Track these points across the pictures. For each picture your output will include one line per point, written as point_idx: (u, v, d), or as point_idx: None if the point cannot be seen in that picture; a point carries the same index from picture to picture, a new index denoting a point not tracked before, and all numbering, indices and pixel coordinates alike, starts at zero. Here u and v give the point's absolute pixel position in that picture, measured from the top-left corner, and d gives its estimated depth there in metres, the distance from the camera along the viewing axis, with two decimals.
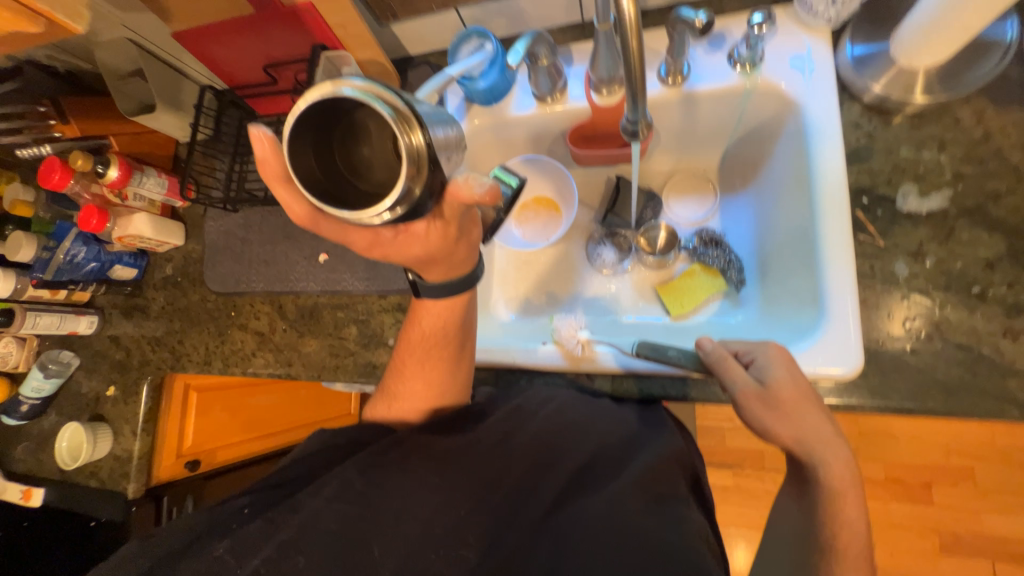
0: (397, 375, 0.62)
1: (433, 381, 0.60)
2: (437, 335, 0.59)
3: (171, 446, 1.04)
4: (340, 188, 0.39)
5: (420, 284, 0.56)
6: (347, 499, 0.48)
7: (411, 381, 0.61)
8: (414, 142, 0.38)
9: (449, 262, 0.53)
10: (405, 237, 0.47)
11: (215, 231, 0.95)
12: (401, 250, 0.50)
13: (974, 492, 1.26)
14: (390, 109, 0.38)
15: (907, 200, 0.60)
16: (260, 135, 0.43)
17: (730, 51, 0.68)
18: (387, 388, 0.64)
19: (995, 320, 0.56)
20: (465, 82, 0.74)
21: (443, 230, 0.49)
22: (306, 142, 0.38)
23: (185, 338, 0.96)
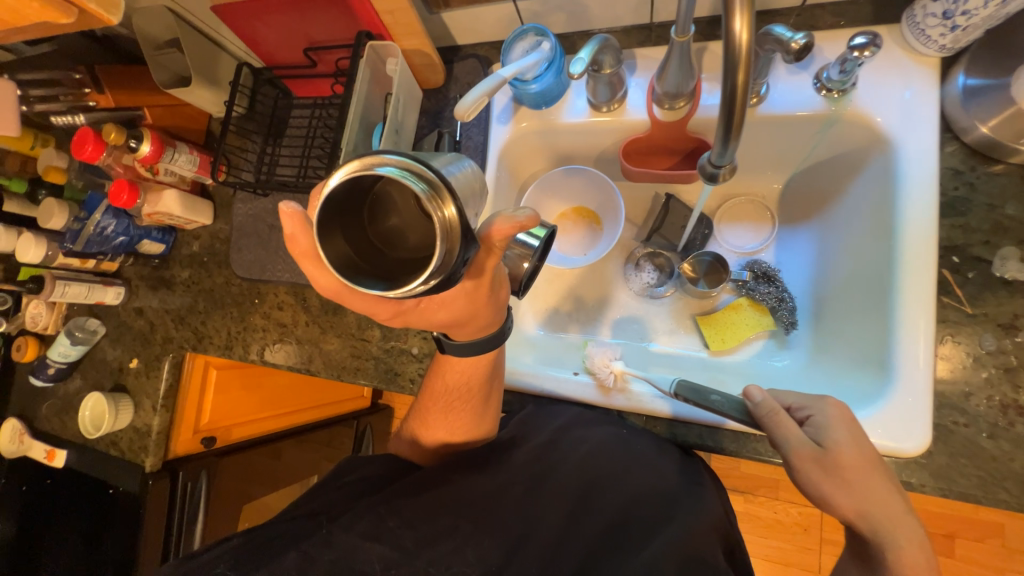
0: (419, 420, 0.65)
1: (454, 431, 0.63)
2: (459, 390, 0.60)
3: (189, 422, 1.05)
4: (370, 263, 0.36)
5: (445, 342, 0.57)
6: (381, 539, 0.51)
7: (433, 428, 0.64)
8: (447, 218, 0.34)
9: (476, 324, 0.53)
10: (428, 304, 0.48)
11: (244, 214, 0.93)
12: (432, 317, 0.51)
13: (1002, 551, 1.20)
14: (423, 184, 0.34)
15: (1006, 265, 0.54)
16: (290, 212, 0.43)
17: (818, 72, 0.60)
18: (410, 426, 0.67)
19: None
20: (516, 84, 0.67)
21: (471, 289, 0.47)
22: (334, 221, 0.35)
23: (209, 320, 0.95)
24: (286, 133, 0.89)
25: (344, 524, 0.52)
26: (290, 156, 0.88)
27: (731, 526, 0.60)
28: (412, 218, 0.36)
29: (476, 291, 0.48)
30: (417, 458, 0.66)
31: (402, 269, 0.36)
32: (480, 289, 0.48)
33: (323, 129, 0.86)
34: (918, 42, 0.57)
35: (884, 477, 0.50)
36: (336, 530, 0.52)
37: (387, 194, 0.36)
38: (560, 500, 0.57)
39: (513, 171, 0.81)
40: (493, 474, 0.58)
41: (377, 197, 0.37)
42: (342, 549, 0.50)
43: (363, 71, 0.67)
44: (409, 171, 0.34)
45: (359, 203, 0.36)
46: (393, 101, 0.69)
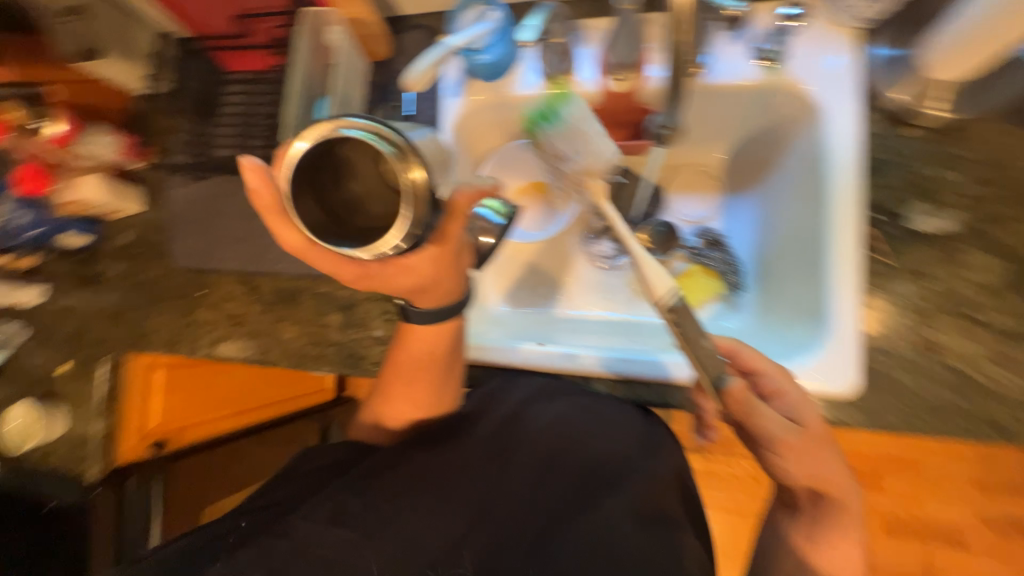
0: (383, 398, 0.64)
1: (419, 404, 0.63)
2: (422, 359, 0.60)
3: (134, 430, 0.99)
4: (344, 221, 0.41)
5: (409, 310, 0.57)
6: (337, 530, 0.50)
7: (397, 403, 0.63)
8: (412, 179, 0.40)
9: (439, 291, 0.54)
10: (393, 270, 0.47)
11: (180, 200, 0.86)
12: (396, 282, 0.50)
13: (922, 482, 1.27)
14: (390, 146, 0.40)
15: (918, 219, 0.59)
16: (252, 167, 0.42)
17: (755, 43, 0.63)
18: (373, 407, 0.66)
19: (986, 345, 0.56)
20: (466, 55, 0.67)
21: (437, 254, 0.49)
22: (308, 187, 0.40)
23: (149, 316, 0.88)
24: (221, 110, 0.83)
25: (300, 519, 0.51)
26: (228, 135, 0.82)
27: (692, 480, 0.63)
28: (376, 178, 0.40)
29: (442, 257, 0.49)
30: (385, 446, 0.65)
31: (372, 227, 0.41)
32: (446, 255, 0.49)
33: (262, 105, 0.81)
34: (841, 14, 0.61)
35: (831, 448, 0.54)
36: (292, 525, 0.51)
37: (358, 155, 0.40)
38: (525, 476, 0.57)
39: (471, 149, 0.81)
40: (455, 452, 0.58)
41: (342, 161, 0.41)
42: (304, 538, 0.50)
43: (302, 39, 0.65)
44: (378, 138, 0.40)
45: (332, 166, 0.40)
46: (338, 71, 0.65)
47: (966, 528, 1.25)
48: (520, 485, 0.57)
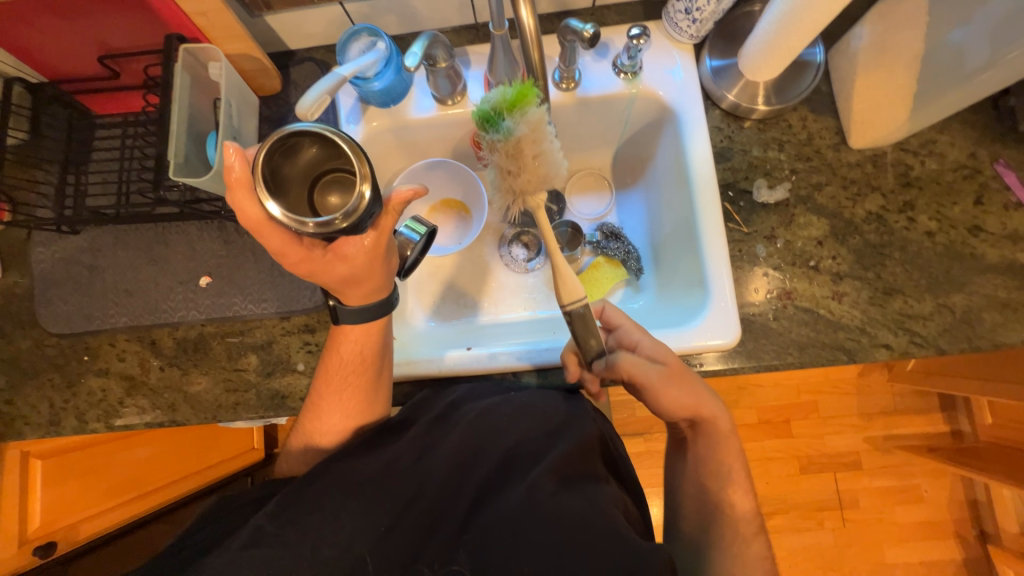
0: (312, 414, 0.63)
1: (349, 413, 0.63)
2: (356, 362, 0.62)
3: (9, 533, 0.85)
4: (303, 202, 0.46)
5: (340, 309, 0.60)
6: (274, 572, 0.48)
7: (328, 416, 0.63)
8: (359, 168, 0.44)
9: (368, 286, 0.58)
10: (332, 257, 0.53)
11: (48, 260, 0.77)
12: (327, 272, 0.55)
13: (819, 420, 1.47)
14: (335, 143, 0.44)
15: (761, 192, 0.72)
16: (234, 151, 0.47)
17: (614, 60, 0.74)
18: (302, 428, 0.64)
19: (826, 285, 0.69)
20: (358, 82, 0.70)
21: (372, 247, 0.53)
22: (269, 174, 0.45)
23: (18, 396, 0.76)
24: (91, 157, 0.77)
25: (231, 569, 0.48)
26: (102, 182, 0.76)
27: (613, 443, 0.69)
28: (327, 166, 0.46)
29: (376, 252, 0.54)
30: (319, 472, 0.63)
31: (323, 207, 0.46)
32: (379, 248, 0.54)
33: (141, 147, 0.76)
34: (676, 32, 0.74)
35: (691, 382, 0.62)
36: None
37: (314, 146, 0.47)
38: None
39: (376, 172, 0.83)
40: (385, 462, 0.57)
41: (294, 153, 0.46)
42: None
43: (179, 76, 0.62)
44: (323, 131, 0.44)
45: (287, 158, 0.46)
46: (224, 106, 0.65)
47: (859, 453, 1.45)
48: (452, 478, 0.55)
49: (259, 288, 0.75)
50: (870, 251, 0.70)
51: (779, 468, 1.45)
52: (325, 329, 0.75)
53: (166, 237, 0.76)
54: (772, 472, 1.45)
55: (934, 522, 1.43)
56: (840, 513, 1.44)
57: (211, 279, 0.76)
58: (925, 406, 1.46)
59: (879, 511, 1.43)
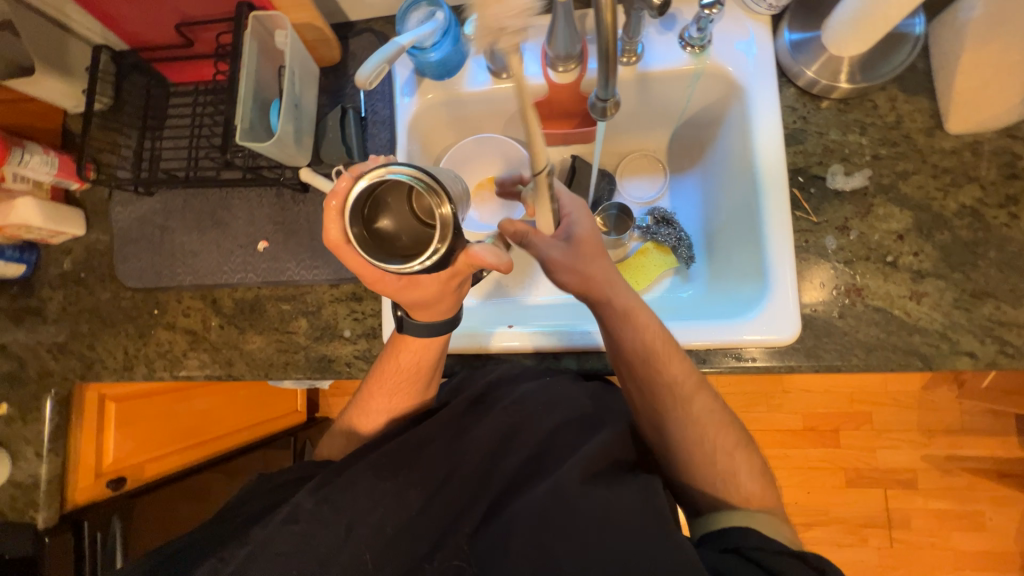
0: (364, 404, 0.66)
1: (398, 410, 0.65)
2: (408, 373, 0.63)
3: (88, 466, 0.92)
4: (389, 244, 0.45)
5: (406, 322, 0.59)
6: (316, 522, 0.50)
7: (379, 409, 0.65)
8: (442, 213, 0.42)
9: (435, 309, 0.57)
10: (404, 282, 0.52)
11: (125, 218, 0.83)
12: (397, 293, 0.55)
13: (872, 433, 1.37)
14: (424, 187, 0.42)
15: (836, 178, 0.67)
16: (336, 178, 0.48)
17: (680, 32, 0.70)
18: (354, 411, 0.68)
19: (903, 284, 0.63)
20: (415, 53, 0.69)
21: (445, 278, 0.52)
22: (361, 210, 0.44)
23: (98, 342, 0.84)
24: (166, 123, 0.82)
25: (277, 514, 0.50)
26: (174, 147, 0.80)
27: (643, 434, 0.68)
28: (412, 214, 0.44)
29: (447, 283, 0.53)
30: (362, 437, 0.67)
31: (408, 249, 0.45)
32: (451, 282, 0.53)
33: (210, 115, 0.80)
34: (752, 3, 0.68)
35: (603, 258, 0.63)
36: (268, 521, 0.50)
37: (397, 197, 0.44)
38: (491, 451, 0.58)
39: (426, 147, 0.83)
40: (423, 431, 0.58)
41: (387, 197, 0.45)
42: (281, 533, 0.49)
43: (247, 44, 0.64)
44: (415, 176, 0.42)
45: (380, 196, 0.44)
46: (288, 75, 0.66)
47: (915, 471, 1.35)
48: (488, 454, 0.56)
49: (311, 255, 0.77)
50: (960, 249, 0.63)
51: (822, 479, 1.38)
52: (372, 299, 0.76)
53: (229, 203, 0.80)
54: (814, 482, 1.38)
55: (995, 553, 1.32)
56: (887, 532, 1.35)
57: (268, 245, 0.79)
58: (998, 428, 1.33)
59: (932, 535, 1.33)
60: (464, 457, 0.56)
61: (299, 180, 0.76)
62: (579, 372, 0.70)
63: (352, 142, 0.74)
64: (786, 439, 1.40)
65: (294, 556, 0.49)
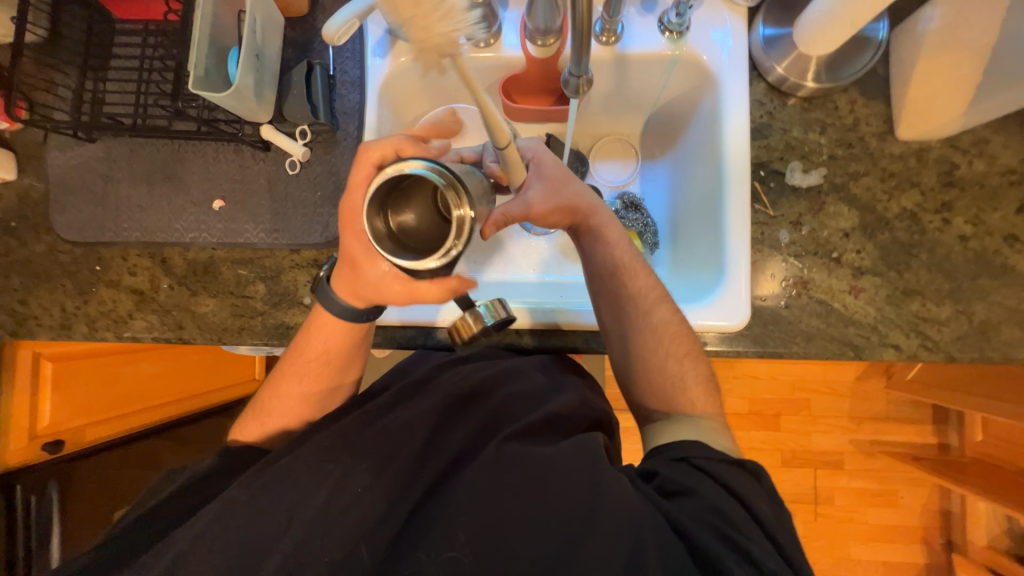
0: (271, 390, 0.66)
1: (305, 401, 0.65)
2: (324, 357, 0.64)
3: (19, 427, 0.89)
4: (405, 242, 0.43)
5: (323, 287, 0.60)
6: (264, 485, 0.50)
7: (283, 398, 0.65)
8: (463, 210, 0.42)
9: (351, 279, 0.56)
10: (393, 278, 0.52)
11: (63, 165, 0.77)
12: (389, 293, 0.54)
13: (809, 418, 1.48)
14: (444, 180, 0.42)
15: (794, 175, 0.70)
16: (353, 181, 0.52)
17: (660, 16, 0.70)
18: (259, 404, 0.67)
19: (845, 279, 0.67)
20: (388, 11, 0.66)
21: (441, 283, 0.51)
22: (375, 207, 0.42)
23: (30, 298, 0.78)
24: (110, 62, 0.75)
25: None
26: (120, 91, 0.74)
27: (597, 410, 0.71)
28: (429, 211, 0.43)
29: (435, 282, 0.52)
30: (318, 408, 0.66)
31: (425, 246, 0.43)
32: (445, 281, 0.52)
33: (160, 58, 0.74)
34: None
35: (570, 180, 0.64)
36: None
37: (416, 189, 0.44)
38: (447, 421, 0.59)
39: (398, 113, 0.80)
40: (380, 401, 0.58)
41: (405, 196, 0.44)
42: None
43: None
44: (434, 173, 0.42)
45: (396, 195, 0.43)
46: (248, 21, 0.62)
47: (843, 453, 1.47)
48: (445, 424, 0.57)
49: (271, 218, 0.74)
50: (897, 249, 0.67)
51: (761, 458, 1.48)
52: None
53: (181, 156, 0.75)
54: (753, 461, 1.48)
55: (903, 527, 1.47)
56: (813, 508, 1.48)
57: (224, 204, 0.75)
58: (918, 416, 1.46)
59: (851, 510, 1.47)
60: (419, 426, 0.57)
61: (259, 136, 0.72)
62: (538, 349, 0.72)
63: (318, 100, 0.70)
64: (733, 421, 1.49)
65: (239, 517, 0.49)
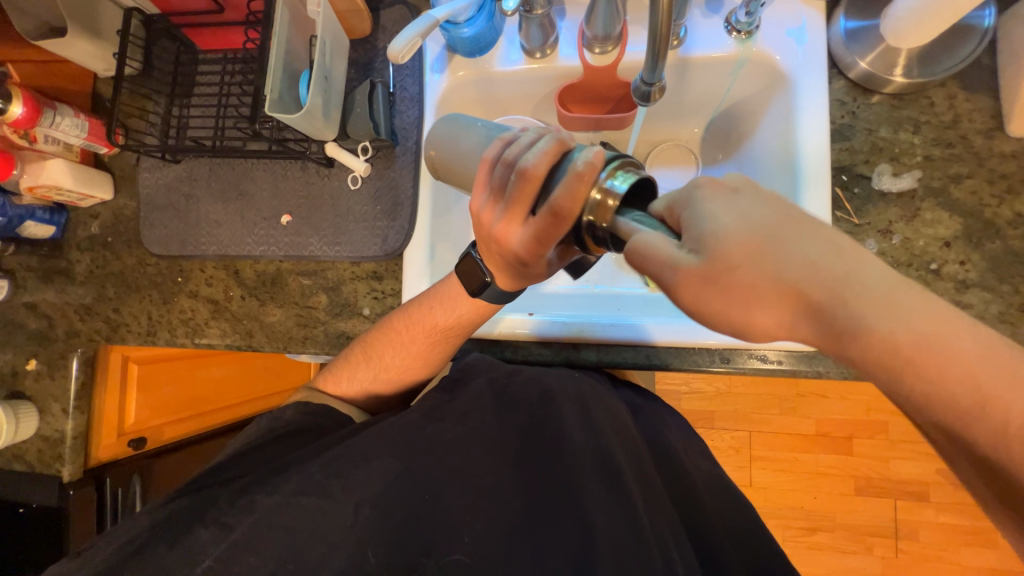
0: (383, 350, 0.65)
1: (419, 359, 0.66)
2: (443, 329, 0.64)
3: (112, 425, 0.96)
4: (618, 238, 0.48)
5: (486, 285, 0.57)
6: (319, 491, 0.52)
7: (399, 355, 0.65)
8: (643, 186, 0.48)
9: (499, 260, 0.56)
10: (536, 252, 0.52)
11: (152, 184, 0.83)
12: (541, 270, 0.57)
13: (887, 443, 1.35)
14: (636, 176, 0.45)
15: (882, 179, 0.63)
16: (553, 199, 0.42)
17: (727, 17, 0.67)
18: (365, 358, 0.66)
19: (946, 294, 0.60)
20: (448, 28, 0.67)
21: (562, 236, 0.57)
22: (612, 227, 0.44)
23: (123, 306, 0.85)
24: (194, 90, 0.81)
25: (274, 489, 0.52)
26: (202, 116, 0.80)
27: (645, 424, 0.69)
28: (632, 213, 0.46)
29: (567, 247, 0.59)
30: (427, 371, 0.68)
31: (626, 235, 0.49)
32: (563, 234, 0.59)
33: (239, 84, 0.79)
34: None
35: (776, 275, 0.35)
36: (267, 494, 0.51)
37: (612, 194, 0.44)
38: (510, 440, 0.59)
39: None
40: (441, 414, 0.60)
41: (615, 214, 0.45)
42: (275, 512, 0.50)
43: (280, 9, 0.62)
44: (624, 169, 0.44)
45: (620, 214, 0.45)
46: (319, 46, 0.64)
47: (928, 484, 1.32)
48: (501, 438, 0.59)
49: (333, 231, 0.77)
50: (1011, 260, 0.59)
51: (831, 485, 1.36)
52: (392, 279, 0.76)
53: (254, 174, 0.80)
54: (822, 488, 1.36)
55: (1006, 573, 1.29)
56: (893, 542, 1.33)
57: (291, 218, 0.79)
58: None
59: (941, 549, 1.31)
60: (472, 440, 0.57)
61: (324, 154, 0.75)
62: (596, 364, 0.69)
63: (379, 117, 0.73)
64: (798, 443, 1.38)
65: (296, 521, 0.50)
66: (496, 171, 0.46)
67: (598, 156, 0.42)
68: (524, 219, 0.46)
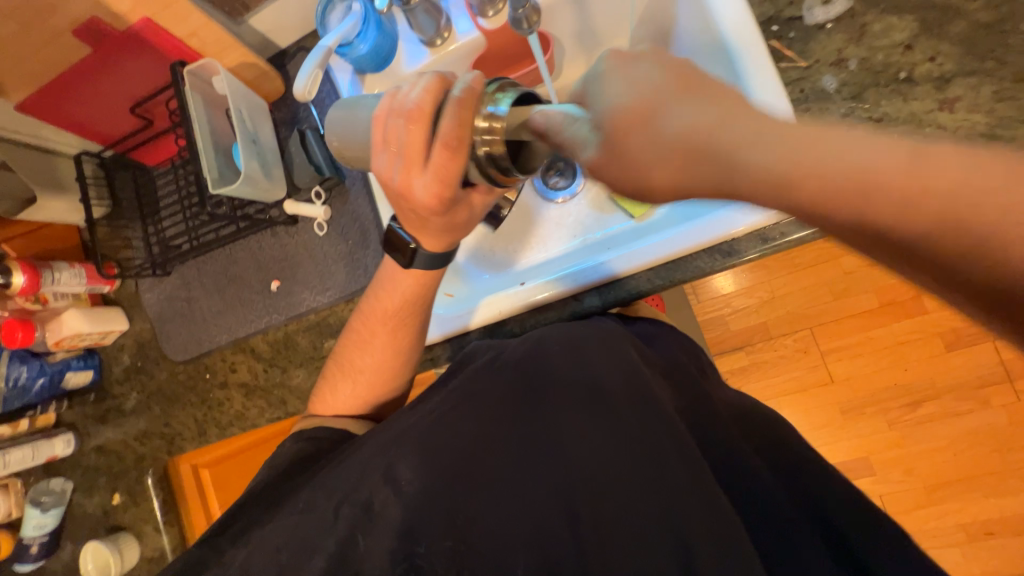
0: (352, 351, 0.66)
1: (392, 352, 0.65)
2: (395, 312, 0.63)
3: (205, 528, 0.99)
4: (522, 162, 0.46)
5: (417, 253, 0.57)
6: None
7: (367, 354, 0.65)
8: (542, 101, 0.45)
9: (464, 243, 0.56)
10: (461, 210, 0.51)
11: (155, 302, 0.89)
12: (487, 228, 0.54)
13: None
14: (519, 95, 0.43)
15: (814, 13, 0.60)
16: (443, 127, 0.41)
17: None
18: (342, 366, 0.66)
19: (928, 97, 0.55)
20: (344, 51, 0.69)
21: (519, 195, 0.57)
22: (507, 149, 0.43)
23: (172, 419, 0.91)
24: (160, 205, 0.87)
25: None
26: (174, 225, 0.86)
27: (669, 347, 0.66)
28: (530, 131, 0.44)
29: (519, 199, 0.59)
30: (399, 365, 0.66)
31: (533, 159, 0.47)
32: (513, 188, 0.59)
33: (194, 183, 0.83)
34: None
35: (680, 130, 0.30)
36: None
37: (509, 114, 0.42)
38: (503, 407, 0.51)
39: None
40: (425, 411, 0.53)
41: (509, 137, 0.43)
42: None
43: (191, 97, 0.65)
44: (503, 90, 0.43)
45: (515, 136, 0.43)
46: (235, 114, 0.67)
47: None
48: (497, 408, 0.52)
49: (320, 279, 0.79)
50: (983, 33, 0.54)
51: (918, 351, 1.23)
52: None
53: (236, 257, 0.84)
54: (910, 356, 1.24)
55: None
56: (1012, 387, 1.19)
57: (280, 282, 0.81)
58: None
59: None
60: None
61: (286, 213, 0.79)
62: (602, 308, 0.68)
63: (319, 158, 0.75)
64: (867, 320, 1.26)
65: None
66: (385, 126, 0.44)
67: (475, 80, 0.42)
68: (418, 167, 0.44)
